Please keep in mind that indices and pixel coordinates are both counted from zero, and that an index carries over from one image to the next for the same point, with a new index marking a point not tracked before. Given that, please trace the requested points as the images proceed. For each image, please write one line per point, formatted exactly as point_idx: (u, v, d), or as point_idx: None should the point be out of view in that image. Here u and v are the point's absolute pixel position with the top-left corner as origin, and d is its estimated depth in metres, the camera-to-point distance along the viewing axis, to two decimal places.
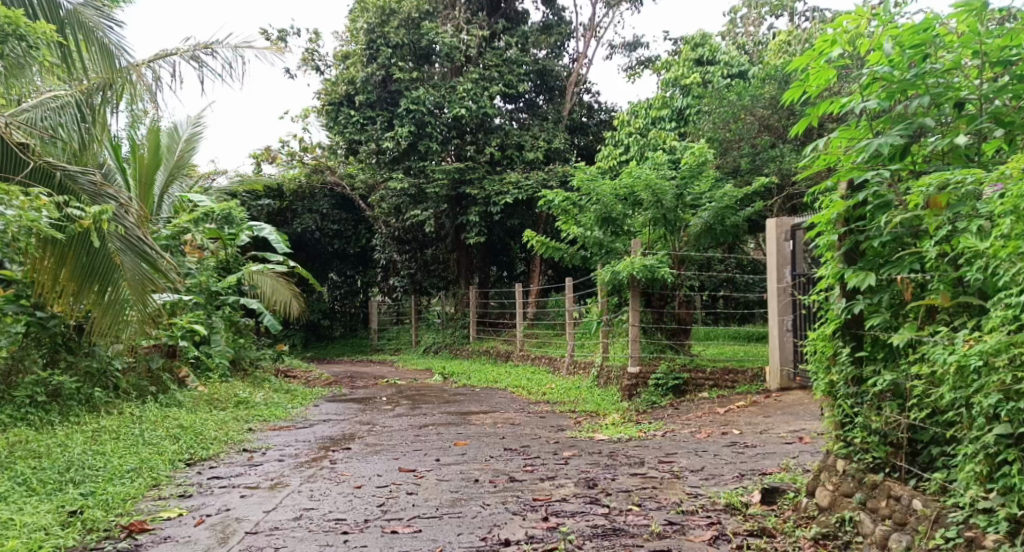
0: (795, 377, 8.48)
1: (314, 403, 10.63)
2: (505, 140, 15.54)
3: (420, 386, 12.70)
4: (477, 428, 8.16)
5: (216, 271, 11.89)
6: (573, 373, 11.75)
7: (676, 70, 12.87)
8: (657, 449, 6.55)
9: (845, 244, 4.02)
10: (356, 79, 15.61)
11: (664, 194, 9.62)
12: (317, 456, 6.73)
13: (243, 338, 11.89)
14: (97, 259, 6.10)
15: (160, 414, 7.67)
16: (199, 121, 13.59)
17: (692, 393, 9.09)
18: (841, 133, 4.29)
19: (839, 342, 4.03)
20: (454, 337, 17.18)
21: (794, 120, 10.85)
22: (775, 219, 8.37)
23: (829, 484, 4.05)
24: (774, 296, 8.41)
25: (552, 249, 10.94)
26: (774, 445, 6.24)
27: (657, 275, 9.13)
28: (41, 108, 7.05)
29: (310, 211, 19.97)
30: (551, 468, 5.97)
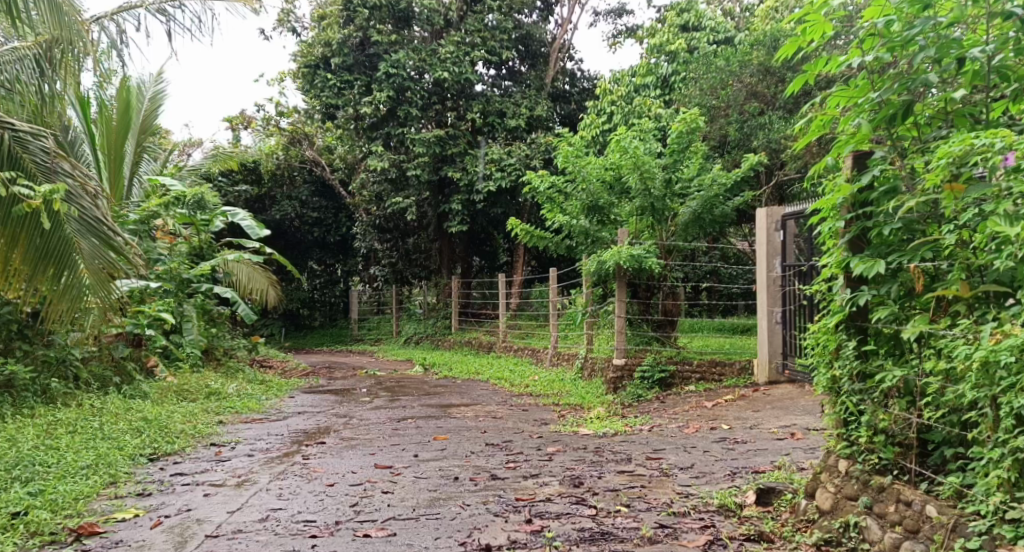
0: (784, 371, 8.25)
1: (289, 394, 10.32)
2: (487, 106, 15.27)
3: (399, 377, 12.41)
4: (457, 422, 7.88)
5: (189, 259, 11.56)
6: (557, 365, 11.51)
7: (661, 35, 12.64)
8: (645, 444, 6.29)
9: (850, 231, 3.74)
10: (333, 42, 15.21)
11: (652, 179, 9.42)
12: (289, 452, 6.43)
13: (216, 328, 11.53)
14: (52, 241, 5.82)
15: (122, 405, 7.36)
16: (162, 77, 13.05)
17: (678, 387, 8.85)
18: (836, 93, 3.75)
19: (843, 335, 3.77)
20: (435, 328, 16.87)
21: (784, 86, 10.55)
22: (766, 208, 8.16)
23: (830, 486, 3.80)
24: (764, 287, 8.19)
25: (536, 238, 10.64)
26: (766, 441, 5.99)
27: (644, 265, 8.89)
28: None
29: (289, 198, 19.61)
30: (534, 465, 5.70)
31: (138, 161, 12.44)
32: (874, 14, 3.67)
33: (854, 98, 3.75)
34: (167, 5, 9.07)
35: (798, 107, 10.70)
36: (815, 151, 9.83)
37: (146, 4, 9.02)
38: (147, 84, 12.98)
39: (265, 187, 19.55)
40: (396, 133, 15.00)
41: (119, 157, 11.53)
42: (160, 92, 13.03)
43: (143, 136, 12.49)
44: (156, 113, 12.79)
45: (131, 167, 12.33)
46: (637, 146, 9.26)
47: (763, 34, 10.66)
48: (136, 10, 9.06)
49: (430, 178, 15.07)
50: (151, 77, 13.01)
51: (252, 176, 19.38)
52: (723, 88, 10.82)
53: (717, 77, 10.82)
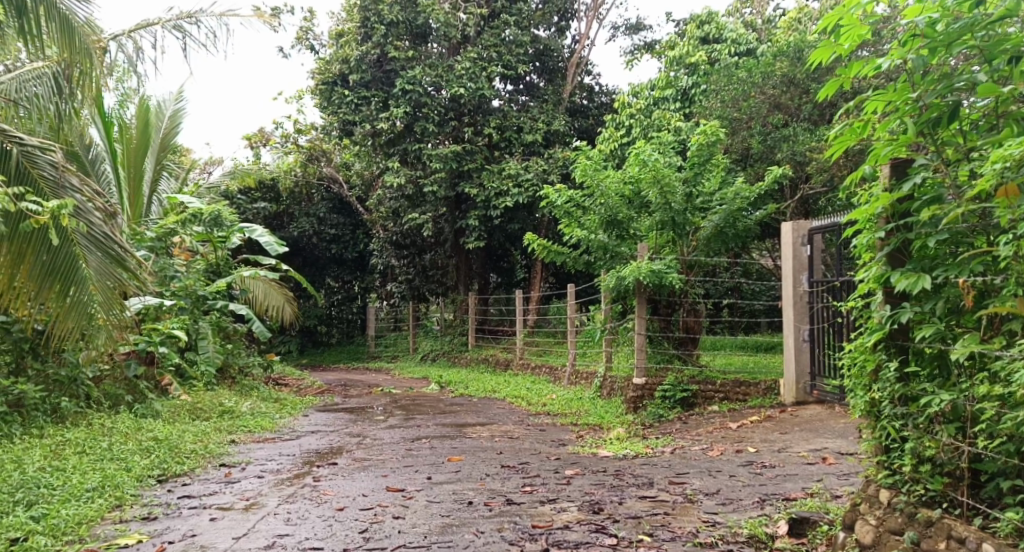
0: (812, 391, 7.97)
1: (304, 412, 10.16)
2: (504, 121, 15.15)
3: (415, 394, 12.22)
4: (473, 442, 7.66)
5: (205, 276, 11.44)
6: (575, 383, 11.28)
7: (681, 48, 12.48)
8: (667, 468, 6.05)
9: (889, 244, 3.55)
10: (350, 59, 15.20)
11: (672, 193, 9.22)
12: (300, 473, 6.24)
13: (231, 345, 11.38)
14: (59, 258, 5.68)
15: (133, 424, 7.19)
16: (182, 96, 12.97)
17: (701, 406, 8.59)
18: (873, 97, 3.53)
19: (883, 355, 3.57)
20: (452, 345, 16.69)
21: (807, 98, 10.34)
22: (791, 222, 7.95)
23: (871, 518, 3.57)
24: (791, 304, 7.96)
25: (554, 254, 10.45)
26: (795, 466, 5.75)
27: (665, 281, 8.65)
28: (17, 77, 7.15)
29: (306, 215, 19.56)
30: (552, 489, 5.48)
31: (157, 179, 12.37)
32: (917, 11, 3.41)
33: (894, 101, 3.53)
34: (183, 21, 9.00)
35: (822, 119, 10.46)
36: (842, 163, 9.59)
37: (163, 20, 8.96)
38: (168, 103, 12.91)
39: (283, 204, 19.50)
40: (412, 149, 14.88)
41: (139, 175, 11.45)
42: (181, 110, 12.94)
43: (163, 154, 12.42)
44: (176, 132, 12.71)
45: (151, 185, 12.26)
46: (657, 159, 9.08)
47: (786, 45, 10.47)
48: (152, 27, 8.99)
49: (446, 195, 14.75)
50: (172, 95, 12.90)
51: (270, 194, 19.36)
52: (745, 100, 10.62)
53: (739, 89, 10.62)
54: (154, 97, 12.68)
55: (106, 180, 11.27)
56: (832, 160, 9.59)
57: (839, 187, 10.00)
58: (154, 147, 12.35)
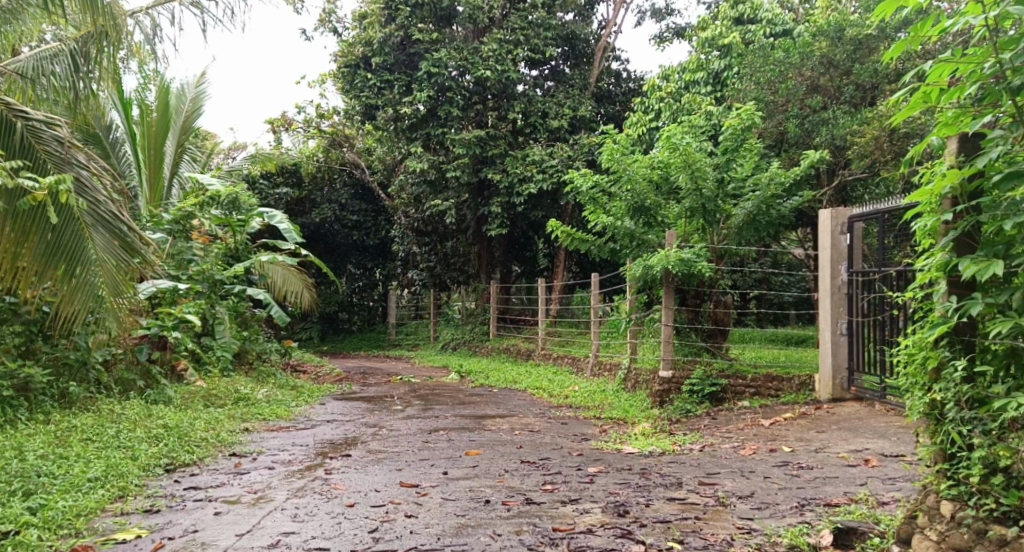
0: (849, 388, 7.59)
1: (320, 400, 9.92)
2: (529, 106, 14.79)
3: (435, 384, 11.97)
4: (493, 434, 7.38)
5: (225, 261, 11.10)
6: (598, 374, 10.98)
7: (714, 29, 12.06)
8: (696, 467, 5.71)
9: (956, 228, 3.34)
10: (373, 41, 14.90)
11: (705, 178, 8.84)
12: (312, 465, 5.97)
13: (249, 330, 11.13)
14: (64, 236, 5.43)
15: (143, 410, 6.95)
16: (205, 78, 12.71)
17: (730, 402, 8.22)
18: (945, 59, 3.29)
19: (946, 352, 3.34)
20: (473, 334, 16.42)
21: (847, 80, 9.93)
22: (830, 210, 7.61)
23: (931, 533, 3.35)
24: (827, 295, 7.62)
25: (578, 241, 10.10)
26: (835, 468, 5.39)
27: (695, 271, 8.28)
28: (34, 57, 6.79)
29: (328, 201, 19.39)
30: (575, 488, 5.16)
31: (178, 162, 12.15)
32: None
33: (970, 67, 3.27)
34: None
35: (862, 104, 10.04)
36: (884, 148, 9.17)
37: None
38: (190, 87, 12.65)
39: (305, 190, 19.34)
40: (436, 134, 14.54)
41: (159, 157, 11.22)
42: (203, 93, 12.67)
43: (184, 137, 12.18)
44: (198, 115, 12.45)
45: (172, 167, 12.03)
46: (689, 144, 8.68)
47: (826, 24, 10.04)
48: (170, 4, 8.74)
49: (470, 180, 14.64)
50: (193, 78, 12.66)
51: (292, 179, 19.19)
52: (782, 82, 10.22)
53: (775, 70, 10.21)
54: (176, 80, 12.43)
55: (126, 162, 11.31)
56: (874, 145, 9.17)
57: (879, 173, 9.58)
58: (175, 129, 12.10)
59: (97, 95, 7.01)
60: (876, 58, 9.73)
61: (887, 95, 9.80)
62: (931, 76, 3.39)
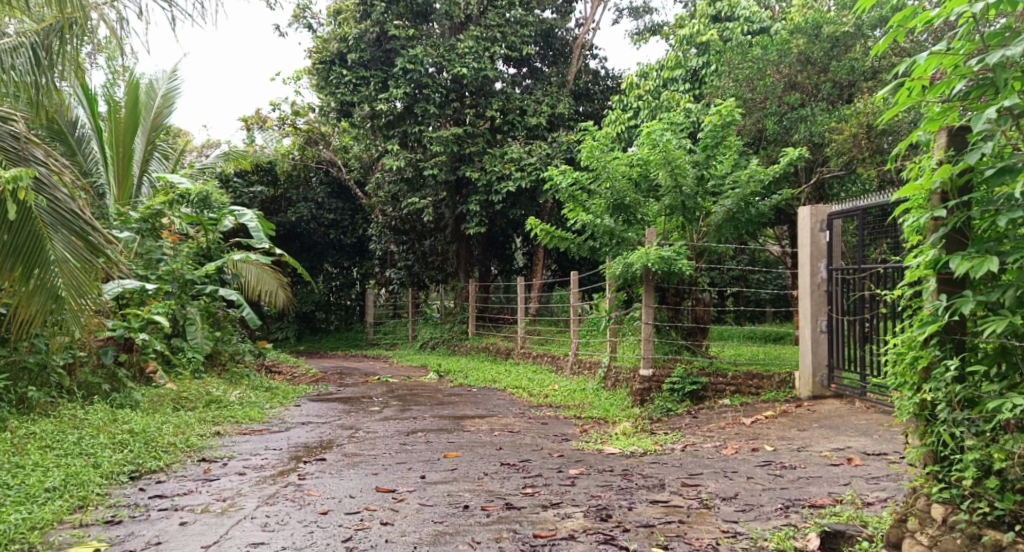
0: (829, 386, 7.55)
1: (295, 402, 9.74)
2: (507, 104, 14.67)
3: (413, 384, 11.81)
4: (472, 436, 7.24)
5: (195, 260, 10.88)
6: (578, 373, 10.88)
7: (692, 26, 12.00)
8: (678, 467, 5.62)
9: (943, 226, 3.35)
10: (348, 37, 14.71)
11: (684, 175, 8.75)
12: (284, 470, 5.82)
13: (221, 331, 10.92)
14: (23, 236, 5.24)
15: (107, 415, 6.76)
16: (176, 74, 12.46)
17: (710, 400, 8.13)
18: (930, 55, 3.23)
19: (936, 351, 3.40)
20: (452, 333, 16.28)
21: (825, 78, 9.89)
22: (809, 207, 7.57)
23: (922, 537, 3.42)
24: (807, 293, 7.59)
25: (557, 239, 9.99)
26: (818, 467, 5.31)
27: (675, 269, 8.20)
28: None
29: (304, 199, 19.15)
30: (555, 492, 5.05)
31: (147, 160, 11.92)
32: None
33: (952, 62, 3.22)
34: None
35: (840, 102, 10.03)
36: (863, 145, 9.11)
37: None
38: (160, 81, 12.39)
39: (281, 188, 19.06)
40: (413, 132, 14.38)
41: (129, 154, 11.09)
42: (174, 89, 12.40)
43: (153, 133, 11.97)
44: (169, 111, 12.21)
45: (141, 165, 11.80)
46: (669, 141, 8.57)
47: (804, 21, 9.97)
48: None
49: (447, 178, 14.48)
50: (164, 74, 12.41)
51: (267, 177, 18.94)
52: (761, 79, 10.17)
53: (754, 67, 10.15)
54: (146, 75, 12.16)
55: (93, 159, 11.12)
56: (852, 142, 9.12)
57: (858, 170, 9.54)
58: (144, 125, 11.88)
59: (61, 89, 6.82)
60: (854, 55, 9.70)
61: (864, 91, 9.77)
62: (915, 72, 3.34)
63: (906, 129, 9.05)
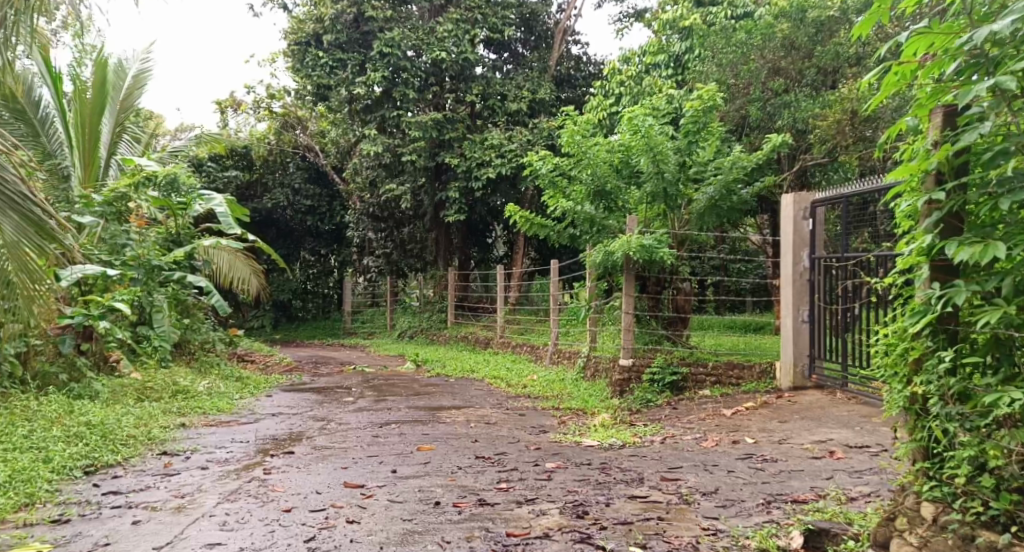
0: (810, 377, 7.39)
1: (266, 392, 9.50)
2: (488, 89, 14.44)
3: (389, 374, 11.58)
4: (447, 428, 7.05)
5: (163, 246, 10.61)
6: (557, 363, 10.71)
7: (675, 11, 11.83)
8: (657, 460, 5.46)
9: (937, 212, 3.22)
10: (325, 18, 14.40)
11: (666, 161, 8.57)
12: (249, 464, 5.61)
13: (189, 319, 10.63)
14: None
15: (63, 406, 6.51)
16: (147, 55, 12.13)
17: (691, 391, 7.98)
18: (917, 34, 3.07)
19: (928, 342, 3.28)
20: (430, 322, 16.06)
21: (809, 63, 9.74)
22: (792, 194, 7.41)
23: (911, 538, 3.28)
24: (790, 282, 7.40)
25: (536, 226, 9.79)
26: (799, 460, 5.16)
27: (656, 257, 8.03)
28: None
29: (281, 185, 18.84)
30: (530, 486, 4.87)
31: (117, 141, 11.59)
32: None
33: (942, 42, 3.06)
34: None
35: (824, 88, 9.89)
36: (846, 132, 8.96)
37: None
38: (131, 62, 12.04)
39: (257, 173, 18.75)
40: (391, 116, 14.13)
41: (96, 136, 10.80)
42: (146, 70, 12.08)
43: (122, 114, 11.62)
44: (140, 93, 11.88)
45: (109, 147, 11.44)
46: (651, 126, 8.38)
47: (788, 5, 9.83)
48: None
49: (426, 164, 14.21)
50: (135, 54, 12.07)
51: (242, 162, 18.63)
52: (744, 64, 9.99)
53: (738, 51, 9.98)
54: (116, 55, 11.81)
55: (59, 140, 10.86)
56: (835, 128, 8.96)
57: (840, 158, 9.39)
58: (112, 107, 11.54)
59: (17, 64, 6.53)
60: (838, 40, 9.56)
61: (847, 78, 9.63)
62: (903, 53, 3.19)
63: (890, 116, 8.90)
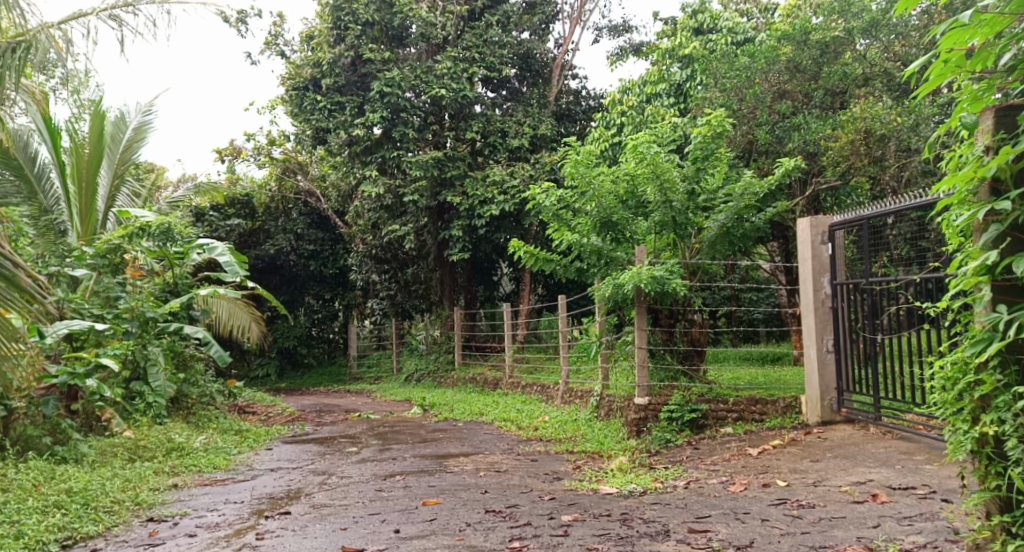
0: (839, 410, 6.96)
1: (266, 445, 9.09)
2: (488, 126, 14.22)
3: (395, 420, 11.15)
4: (454, 478, 6.62)
5: (161, 297, 10.37)
6: (569, 402, 10.28)
7: (675, 39, 11.59)
8: (683, 509, 5.03)
9: (996, 226, 2.98)
10: (323, 62, 14.23)
11: (673, 189, 8.28)
12: (242, 529, 5.20)
13: (187, 372, 10.25)
14: None
15: (44, 473, 6.14)
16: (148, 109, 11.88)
17: (712, 429, 7.54)
18: (951, 27, 2.83)
19: (998, 375, 3.06)
20: (438, 363, 15.62)
21: (819, 83, 9.44)
22: (810, 218, 7.09)
23: None
24: (811, 311, 7.04)
25: (542, 262, 9.42)
26: (839, 505, 4.73)
27: (668, 289, 7.66)
28: None
29: (284, 231, 18.59)
30: (546, 544, 4.46)
31: (114, 195, 11.28)
32: None
33: (984, 35, 2.81)
34: (119, 10, 7.98)
35: (834, 108, 9.57)
36: (861, 153, 8.62)
37: (95, 11, 7.85)
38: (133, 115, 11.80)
39: (258, 220, 18.53)
40: (391, 156, 13.84)
41: (93, 191, 10.50)
42: (148, 123, 11.82)
43: (121, 167, 11.37)
44: (140, 146, 11.62)
45: (106, 201, 11.14)
46: (657, 152, 8.06)
47: (791, 27, 9.56)
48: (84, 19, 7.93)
49: (429, 204, 13.87)
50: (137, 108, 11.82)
51: (244, 210, 18.38)
52: (750, 87, 9.69)
53: (742, 75, 9.68)
54: (116, 108, 11.61)
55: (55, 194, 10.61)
56: (850, 149, 8.63)
57: (855, 180, 9.02)
58: (111, 159, 11.30)
59: None
60: (846, 61, 9.30)
61: (858, 98, 9.34)
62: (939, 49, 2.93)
63: (905, 134, 8.58)
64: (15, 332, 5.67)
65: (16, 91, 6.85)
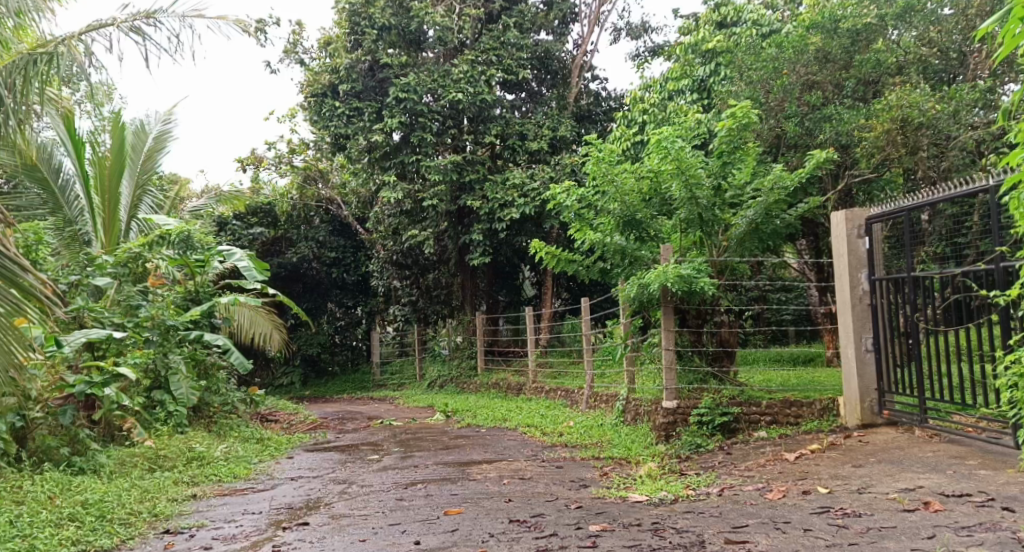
0: (880, 412, 6.66)
1: (287, 454, 8.92)
2: (507, 129, 14.03)
3: (418, 427, 10.96)
4: (478, 486, 6.40)
5: (181, 306, 10.23)
6: (594, 407, 10.02)
7: (697, 34, 11.35)
8: (718, 517, 4.77)
9: None
10: (340, 67, 14.09)
11: (701, 186, 8.03)
12: (258, 541, 5.01)
13: (207, 380, 10.11)
14: None
15: (59, 484, 5.99)
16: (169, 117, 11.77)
17: (744, 433, 7.26)
18: None
19: None
20: (460, 369, 15.40)
21: (849, 74, 9.15)
22: (845, 212, 6.82)
23: None
24: (849, 309, 6.77)
25: (564, 262, 9.17)
26: (889, 514, 4.47)
27: (696, 288, 7.39)
28: None
29: (306, 239, 18.49)
30: None
31: (136, 204, 11.18)
32: None
33: None
34: (141, 22, 7.87)
35: (866, 100, 9.30)
36: (897, 142, 8.32)
37: (118, 22, 7.76)
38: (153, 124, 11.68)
39: (281, 229, 18.48)
40: (411, 162, 13.67)
41: (115, 199, 10.45)
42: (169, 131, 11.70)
43: (143, 176, 11.25)
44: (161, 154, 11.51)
45: (129, 209, 11.03)
46: (682, 147, 7.82)
47: (820, 16, 9.27)
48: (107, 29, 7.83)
49: (448, 208, 13.71)
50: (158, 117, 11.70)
51: (267, 219, 18.33)
52: (777, 79, 9.39)
53: (769, 66, 9.39)
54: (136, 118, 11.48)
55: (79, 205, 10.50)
56: (885, 139, 8.33)
57: (890, 171, 8.72)
58: (132, 169, 11.17)
59: None
60: (876, 50, 9.02)
61: (890, 87, 9.06)
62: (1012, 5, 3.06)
63: (944, 123, 8.26)
64: (31, 341, 5.55)
65: (41, 102, 6.77)
